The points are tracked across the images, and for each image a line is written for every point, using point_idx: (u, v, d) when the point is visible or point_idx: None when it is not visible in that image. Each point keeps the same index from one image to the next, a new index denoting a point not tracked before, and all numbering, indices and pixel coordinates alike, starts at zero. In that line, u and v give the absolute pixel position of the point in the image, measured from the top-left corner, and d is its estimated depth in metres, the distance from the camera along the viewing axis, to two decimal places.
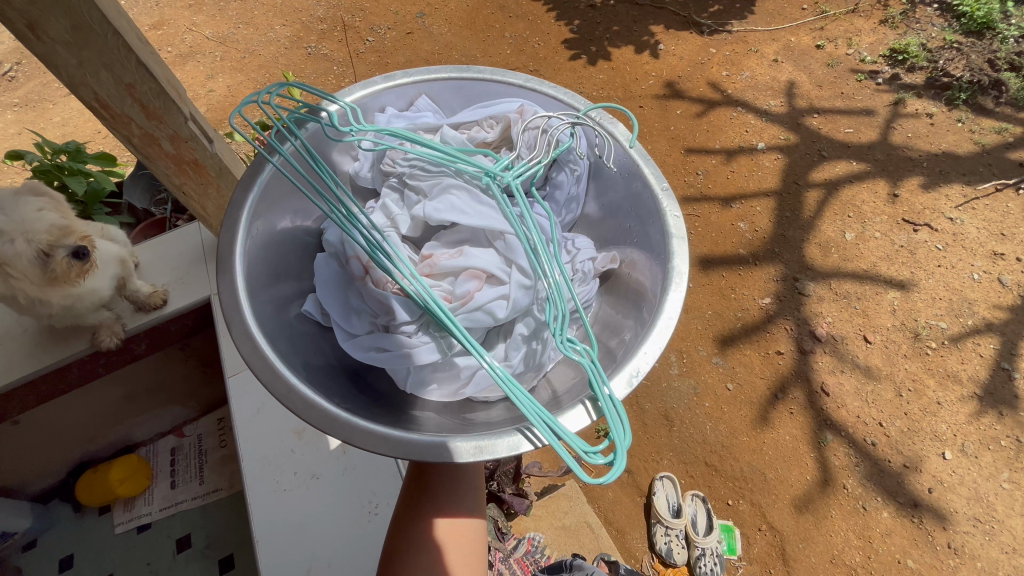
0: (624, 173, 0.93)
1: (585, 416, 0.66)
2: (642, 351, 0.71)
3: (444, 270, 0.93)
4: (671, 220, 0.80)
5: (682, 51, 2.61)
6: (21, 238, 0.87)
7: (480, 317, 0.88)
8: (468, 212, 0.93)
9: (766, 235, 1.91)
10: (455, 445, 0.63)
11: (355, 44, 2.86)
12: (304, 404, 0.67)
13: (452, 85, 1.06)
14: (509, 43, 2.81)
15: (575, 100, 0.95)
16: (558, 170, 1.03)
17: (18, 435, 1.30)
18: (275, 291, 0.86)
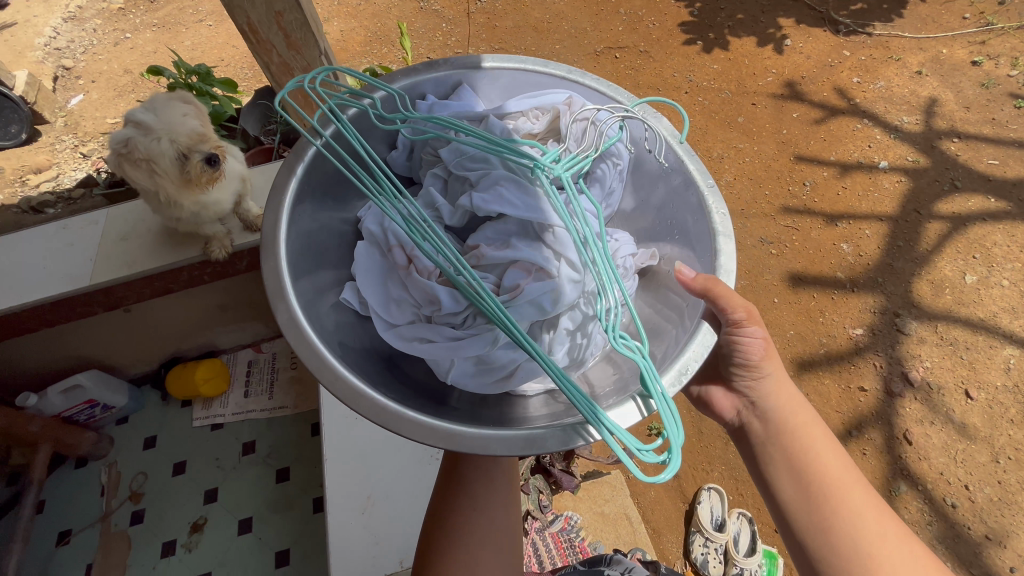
0: (669, 171, 0.91)
1: (636, 414, 0.68)
2: (692, 349, 0.73)
3: (492, 261, 0.95)
4: (719, 218, 0.80)
5: (811, 50, 2.40)
6: (167, 138, 0.95)
7: (528, 311, 0.89)
8: (518, 203, 0.93)
9: (870, 262, 1.76)
10: (497, 441, 0.65)
11: (467, 3, 2.85)
12: (353, 394, 0.69)
13: (494, 76, 1.05)
14: (622, 20, 2.70)
15: (620, 94, 0.95)
16: (600, 164, 0.98)
17: (129, 321, 1.45)
18: (316, 279, 0.88)
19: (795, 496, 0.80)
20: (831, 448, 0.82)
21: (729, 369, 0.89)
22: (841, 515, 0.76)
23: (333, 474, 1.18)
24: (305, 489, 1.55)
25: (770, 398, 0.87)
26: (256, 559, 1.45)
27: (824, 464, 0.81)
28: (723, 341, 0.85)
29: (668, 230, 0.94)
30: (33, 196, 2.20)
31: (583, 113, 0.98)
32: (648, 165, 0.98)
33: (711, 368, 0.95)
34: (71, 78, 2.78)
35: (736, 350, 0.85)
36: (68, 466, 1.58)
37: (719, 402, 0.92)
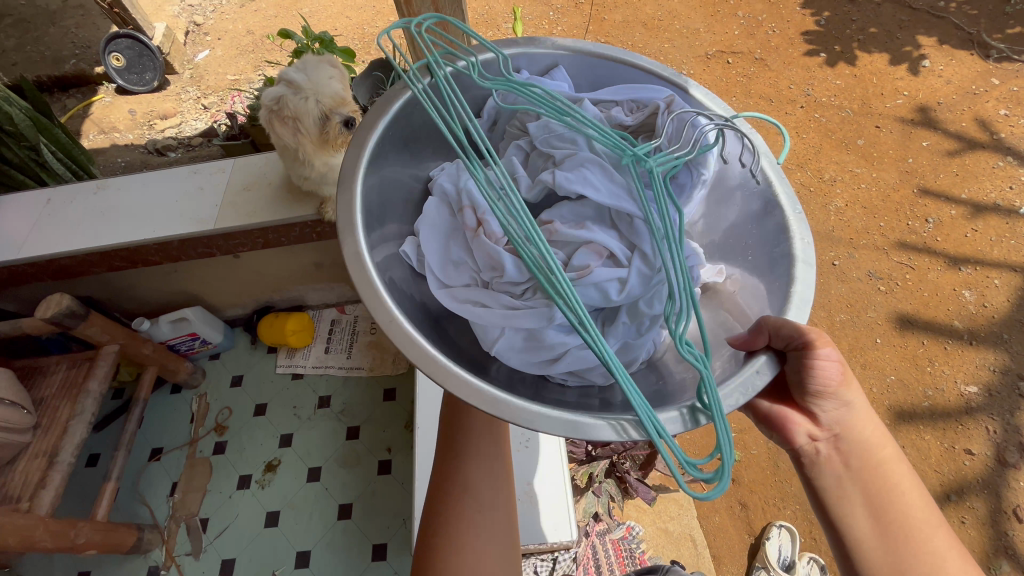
0: (756, 189, 0.82)
1: (683, 423, 0.60)
2: (757, 368, 0.63)
3: (565, 239, 0.87)
4: (801, 246, 0.72)
5: (952, 74, 2.19)
6: (313, 98, 1.01)
7: (592, 295, 0.81)
8: (602, 188, 0.85)
9: (995, 315, 1.59)
10: (539, 417, 0.59)
11: None
12: (403, 337, 0.64)
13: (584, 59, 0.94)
14: (739, 23, 2.57)
15: (716, 103, 0.85)
16: (683, 171, 0.87)
17: (238, 266, 1.55)
18: (381, 226, 0.85)
19: (874, 541, 0.59)
20: (916, 485, 0.62)
21: (800, 386, 0.66)
22: (927, 567, 0.57)
23: (423, 448, 1.28)
24: (372, 450, 1.61)
25: (852, 422, 0.65)
26: (320, 508, 1.52)
27: (910, 501, 0.61)
28: (790, 363, 0.65)
29: (736, 250, 0.86)
30: (159, 140, 2.40)
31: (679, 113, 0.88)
32: (730, 178, 0.88)
33: (777, 385, 0.70)
34: (200, 34, 2.99)
35: (810, 374, 0.63)
36: (166, 390, 1.73)
37: (784, 425, 0.66)
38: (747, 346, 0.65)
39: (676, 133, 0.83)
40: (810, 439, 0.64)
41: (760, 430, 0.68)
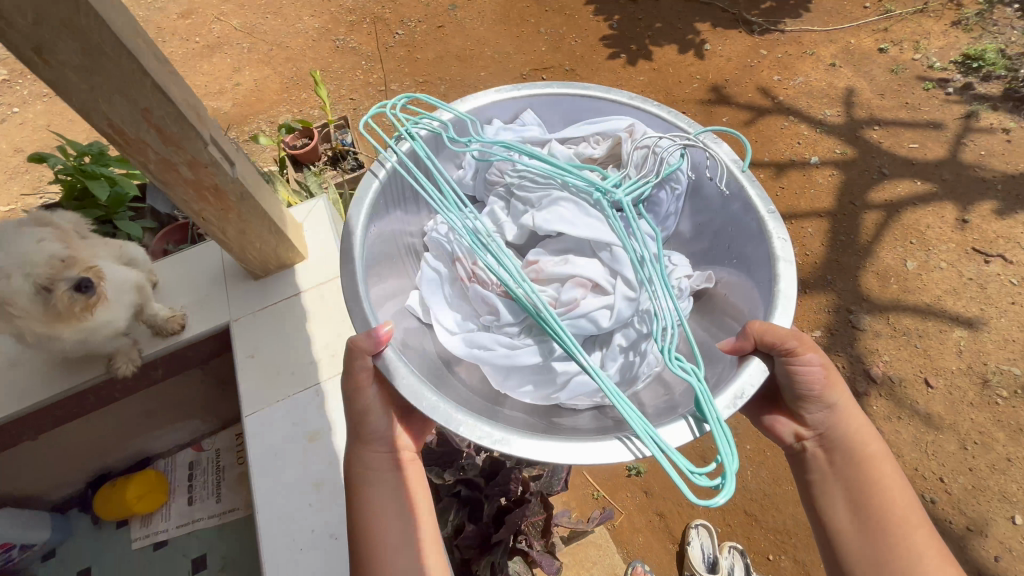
0: (725, 196, 1.07)
1: (688, 433, 0.76)
2: (749, 378, 0.81)
3: (551, 276, 1.07)
4: (778, 243, 0.93)
5: (729, 52, 2.44)
6: (20, 273, 0.82)
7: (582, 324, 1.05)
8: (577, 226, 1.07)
9: (816, 261, 1.78)
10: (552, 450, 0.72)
11: (385, 39, 2.84)
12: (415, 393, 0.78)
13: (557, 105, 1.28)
14: (544, 39, 2.68)
15: (681, 121, 1.14)
16: (659, 190, 1.13)
17: (37, 450, 1.28)
18: (385, 286, 1.07)
19: (851, 525, 0.82)
20: (901, 487, 0.83)
21: (791, 401, 0.91)
22: (894, 548, 0.78)
23: None
24: None
25: (839, 428, 0.87)
26: None
27: (889, 495, 0.82)
28: (783, 371, 0.86)
29: (726, 256, 1.10)
30: None
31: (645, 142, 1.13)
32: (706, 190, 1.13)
33: (776, 396, 0.96)
34: None
35: (797, 380, 0.86)
36: None
37: (777, 427, 0.93)
38: (744, 351, 0.83)
39: (642, 163, 1.11)
40: (799, 438, 0.91)
41: (763, 433, 0.95)
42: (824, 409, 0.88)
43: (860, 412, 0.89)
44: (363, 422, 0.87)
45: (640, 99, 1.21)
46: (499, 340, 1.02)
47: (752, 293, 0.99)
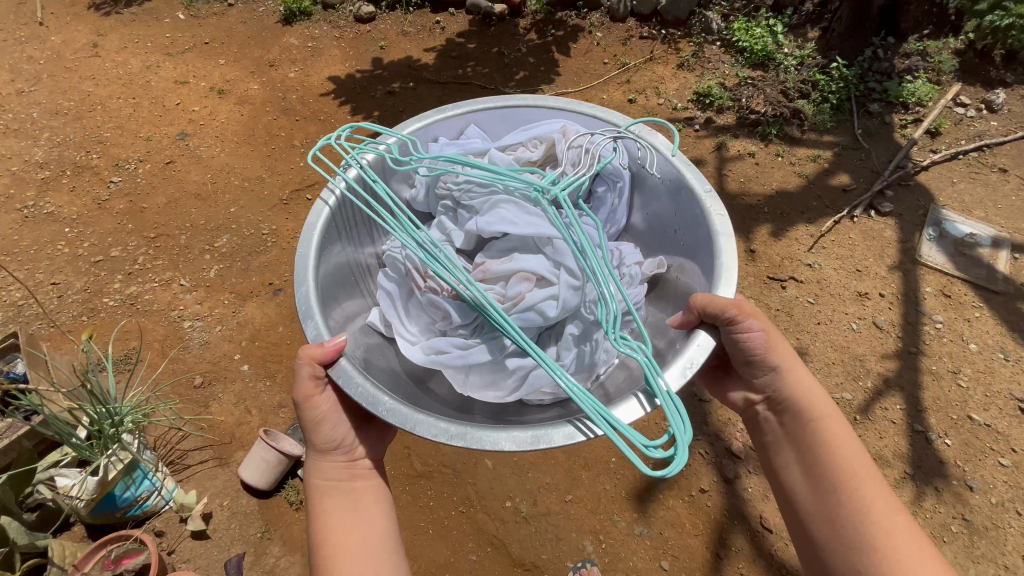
0: (669, 181, 1.23)
1: (638, 409, 0.84)
2: (696, 347, 0.87)
3: (496, 274, 1.17)
4: (719, 217, 1.07)
5: None
6: None
7: (531, 316, 1.10)
8: (521, 222, 1.15)
9: None
10: (506, 439, 0.83)
11: (97, 190, 2.25)
12: (367, 399, 0.88)
13: (500, 114, 1.37)
14: (302, 152, 2.34)
15: (616, 120, 1.28)
16: (601, 184, 1.31)
17: None
18: (346, 307, 1.17)
19: (808, 488, 0.83)
20: (851, 443, 0.83)
21: (740, 367, 0.94)
22: (854, 507, 0.78)
23: None
24: None
25: (784, 391, 0.90)
26: None
27: (839, 454, 0.83)
28: (728, 339, 0.91)
29: (675, 240, 1.25)
30: None
31: (579, 140, 1.28)
32: (648, 179, 1.29)
33: (727, 367, 1.00)
34: None
35: (740, 346, 0.90)
36: None
37: (729, 394, 0.98)
38: (689, 323, 0.91)
39: (578, 159, 1.25)
40: (750, 401, 0.95)
41: (721, 401, 1.01)
42: (769, 373, 0.91)
43: (808, 372, 0.91)
44: (317, 433, 0.97)
45: (575, 101, 1.33)
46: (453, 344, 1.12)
47: (699, 270, 1.13)
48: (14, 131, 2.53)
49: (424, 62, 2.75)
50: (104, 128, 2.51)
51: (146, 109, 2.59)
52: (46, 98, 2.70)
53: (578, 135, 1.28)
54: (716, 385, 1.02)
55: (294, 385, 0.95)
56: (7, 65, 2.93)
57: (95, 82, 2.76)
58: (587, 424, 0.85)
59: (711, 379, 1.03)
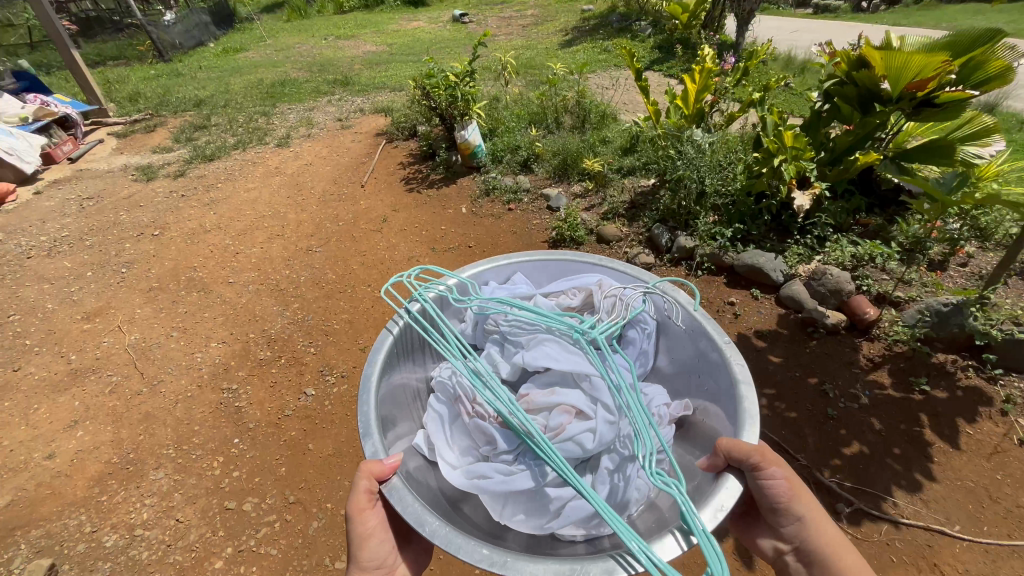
0: (691, 331, 1.36)
1: (677, 547, 0.92)
2: (724, 492, 0.96)
3: (539, 404, 1.25)
4: (739, 368, 1.17)
5: None
6: None
7: (570, 446, 1.15)
8: (561, 359, 1.25)
9: None
10: (544, 569, 0.89)
11: (287, 397, 2.05)
12: (415, 518, 1.00)
13: (539, 264, 1.56)
14: None
15: (642, 277, 1.45)
16: (632, 329, 1.42)
17: None
18: (395, 430, 1.26)
19: None
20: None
21: (768, 514, 1.04)
22: None
23: None
24: None
25: (809, 542, 0.99)
26: None
27: None
28: (755, 485, 1.00)
29: (699, 387, 1.33)
30: None
31: (613, 291, 1.44)
32: (672, 327, 1.43)
33: (756, 514, 1.09)
34: None
35: (766, 492, 0.99)
36: None
37: (759, 542, 1.07)
38: (717, 468, 1.01)
39: (613, 309, 1.39)
40: (778, 549, 1.03)
41: (750, 547, 1.09)
42: (796, 522, 1.00)
43: (831, 522, 1.00)
44: (363, 547, 1.12)
45: (607, 258, 1.53)
46: (493, 467, 1.17)
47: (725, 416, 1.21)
48: (278, 291, 2.67)
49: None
50: (337, 318, 2.44)
51: (380, 309, 2.46)
52: (321, 263, 2.86)
53: (612, 287, 1.45)
54: (745, 530, 1.10)
55: (351, 496, 1.10)
56: (317, 219, 3.33)
57: (362, 261, 2.84)
58: (627, 560, 0.90)
59: (741, 524, 1.11)
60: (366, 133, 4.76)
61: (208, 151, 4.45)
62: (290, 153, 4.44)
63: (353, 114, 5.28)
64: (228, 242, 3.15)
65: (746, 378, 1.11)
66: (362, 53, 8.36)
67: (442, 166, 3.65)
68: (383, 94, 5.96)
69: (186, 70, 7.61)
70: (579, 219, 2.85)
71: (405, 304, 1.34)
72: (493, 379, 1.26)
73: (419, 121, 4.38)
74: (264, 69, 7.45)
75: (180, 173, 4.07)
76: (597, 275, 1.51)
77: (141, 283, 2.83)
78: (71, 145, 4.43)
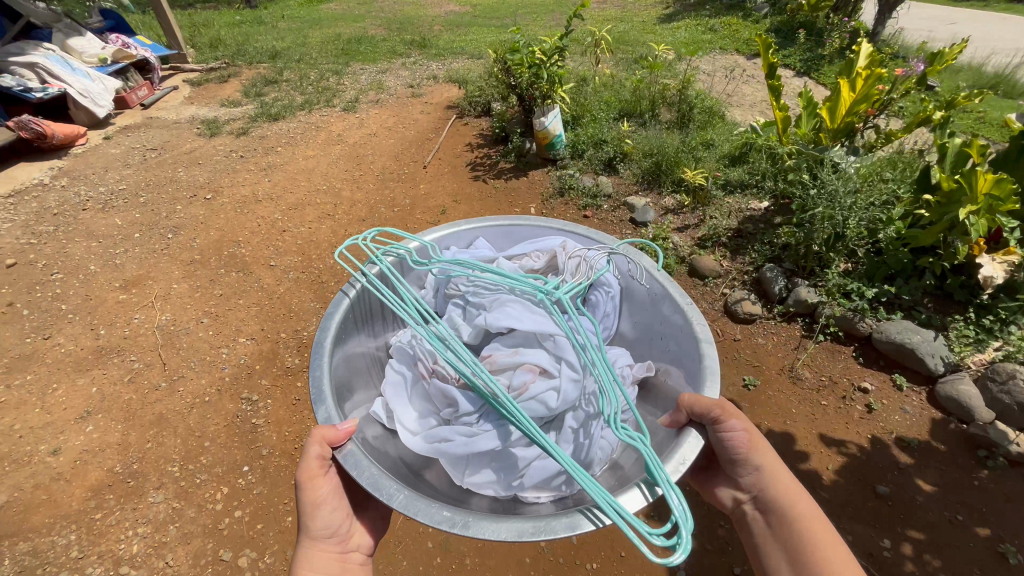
0: (653, 293, 1.41)
1: (641, 500, 0.87)
2: (688, 445, 0.91)
3: (501, 364, 1.26)
4: (700, 328, 1.22)
5: None
6: None
7: (533, 405, 1.17)
8: (524, 319, 1.27)
9: None
10: (504, 529, 0.87)
11: (308, 421, 1.79)
12: (370, 486, 0.96)
13: (503, 231, 1.61)
14: None
15: (604, 239, 1.48)
16: (596, 293, 1.46)
17: None
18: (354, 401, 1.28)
19: None
20: (831, 538, 0.82)
21: (726, 465, 0.96)
22: None
23: None
24: None
25: (768, 490, 0.91)
26: None
27: (827, 555, 0.81)
28: (715, 438, 0.95)
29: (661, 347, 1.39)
30: None
31: (577, 253, 1.47)
32: (635, 289, 1.48)
33: (714, 466, 1.01)
34: None
35: (726, 445, 0.93)
36: None
37: (719, 495, 0.98)
38: (677, 424, 0.95)
39: (576, 270, 1.42)
40: (737, 500, 0.95)
41: (709, 500, 1.00)
42: (753, 470, 0.92)
43: (788, 470, 0.93)
44: (314, 517, 1.07)
45: (568, 223, 1.55)
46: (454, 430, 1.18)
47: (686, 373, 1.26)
48: (318, 284, 2.41)
49: (809, 453, 1.56)
50: None
51: None
52: None
53: (575, 249, 1.48)
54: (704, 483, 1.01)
55: (301, 464, 1.05)
56: (373, 202, 3.04)
57: None
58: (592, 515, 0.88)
59: (700, 477, 1.03)
60: (437, 105, 4.39)
61: (274, 109, 4.25)
62: (356, 120, 4.16)
63: (426, 82, 4.93)
64: (277, 217, 2.92)
65: (706, 335, 1.15)
66: (445, 13, 7.91)
67: (514, 154, 3.23)
68: (460, 61, 5.54)
69: (268, 19, 7.49)
70: (668, 241, 2.38)
71: (362, 270, 1.36)
72: (454, 341, 1.27)
73: (494, 98, 3.95)
74: (344, 23, 7.19)
75: (242, 132, 3.89)
76: (560, 240, 1.53)
77: (183, 254, 2.66)
78: (146, 90, 4.36)
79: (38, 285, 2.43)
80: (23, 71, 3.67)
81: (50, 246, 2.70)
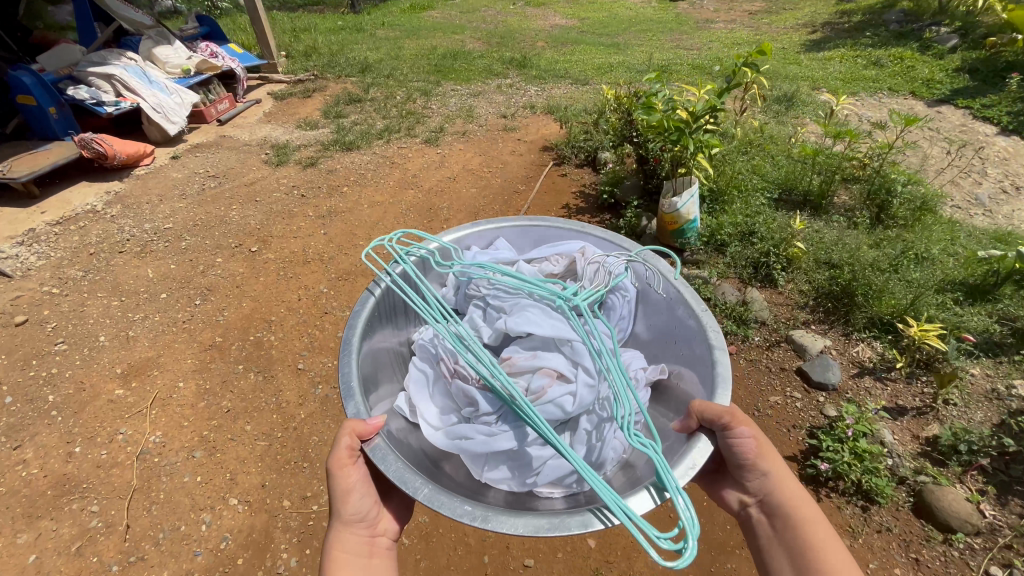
0: (669, 300, 1.12)
1: (648, 500, 0.79)
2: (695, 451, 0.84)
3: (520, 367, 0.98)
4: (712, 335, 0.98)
5: None
6: None
7: (550, 412, 0.92)
8: (544, 322, 1.00)
9: None
10: (521, 524, 0.76)
11: None
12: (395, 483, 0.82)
13: (522, 230, 1.30)
14: None
15: (622, 244, 1.19)
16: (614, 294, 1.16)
17: None
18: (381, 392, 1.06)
19: None
20: (832, 542, 0.79)
21: (731, 468, 0.92)
22: None
23: None
24: None
25: (776, 496, 0.87)
26: None
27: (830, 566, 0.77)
28: (721, 445, 0.89)
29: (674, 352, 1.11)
30: None
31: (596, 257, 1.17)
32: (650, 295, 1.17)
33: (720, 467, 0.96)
34: None
35: (731, 448, 0.88)
36: None
37: (726, 498, 0.93)
38: (688, 430, 0.89)
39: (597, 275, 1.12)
40: (742, 504, 0.90)
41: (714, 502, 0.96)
42: (758, 477, 0.88)
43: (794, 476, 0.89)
44: (344, 504, 0.88)
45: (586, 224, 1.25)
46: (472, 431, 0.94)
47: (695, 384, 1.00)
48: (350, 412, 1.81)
49: None
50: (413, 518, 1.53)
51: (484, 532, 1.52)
52: None
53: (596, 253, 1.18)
54: (709, 484, 0.96)
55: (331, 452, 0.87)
56: None
57: None
58: (604, 514, 0.78)
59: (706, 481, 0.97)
60: (531, 143, 3.71)
61: (350, 136, 3.78)
62: (436, 156, 3.58)
63: (522, 111, 4.26)
64: (323, 290, 2.38)
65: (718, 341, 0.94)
66: (550, 27, 7.26)
67: (624, 231, 2.48)
68: (563, 87, 4.83)
69: (368, 26, 7.24)
70: (878, 437, 1.49)
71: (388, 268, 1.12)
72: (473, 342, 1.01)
73: (603, 145, 3.20)
74: (442, 35, 6.75)
75: (311, 162, 3.44)
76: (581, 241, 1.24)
77: (205, 332, 2.17)
78: (227, 103, 4.08)
79: (36, 359, 2.03)
80: (99, 83, 3.47)
81: (69, 300, 2.33)
